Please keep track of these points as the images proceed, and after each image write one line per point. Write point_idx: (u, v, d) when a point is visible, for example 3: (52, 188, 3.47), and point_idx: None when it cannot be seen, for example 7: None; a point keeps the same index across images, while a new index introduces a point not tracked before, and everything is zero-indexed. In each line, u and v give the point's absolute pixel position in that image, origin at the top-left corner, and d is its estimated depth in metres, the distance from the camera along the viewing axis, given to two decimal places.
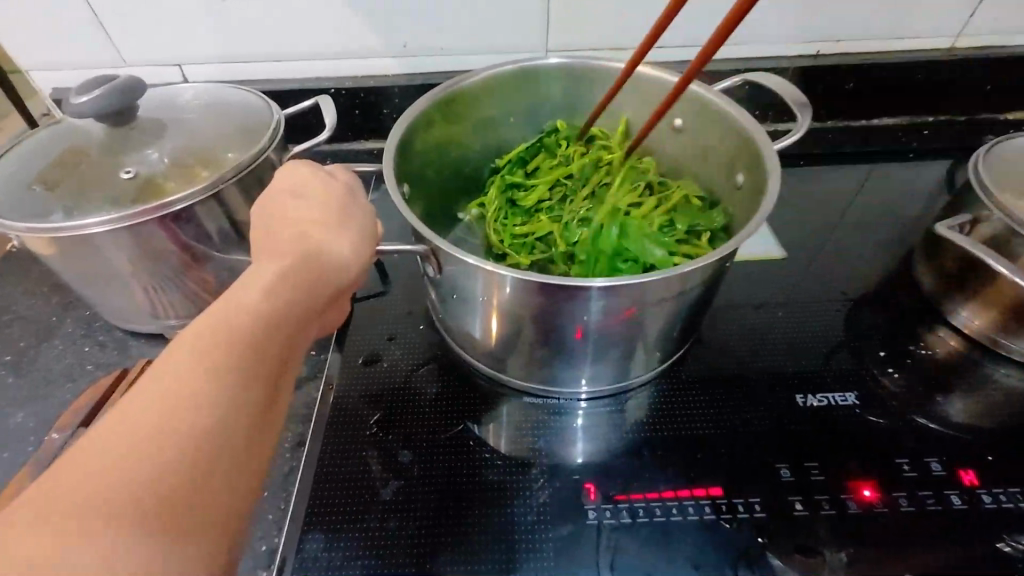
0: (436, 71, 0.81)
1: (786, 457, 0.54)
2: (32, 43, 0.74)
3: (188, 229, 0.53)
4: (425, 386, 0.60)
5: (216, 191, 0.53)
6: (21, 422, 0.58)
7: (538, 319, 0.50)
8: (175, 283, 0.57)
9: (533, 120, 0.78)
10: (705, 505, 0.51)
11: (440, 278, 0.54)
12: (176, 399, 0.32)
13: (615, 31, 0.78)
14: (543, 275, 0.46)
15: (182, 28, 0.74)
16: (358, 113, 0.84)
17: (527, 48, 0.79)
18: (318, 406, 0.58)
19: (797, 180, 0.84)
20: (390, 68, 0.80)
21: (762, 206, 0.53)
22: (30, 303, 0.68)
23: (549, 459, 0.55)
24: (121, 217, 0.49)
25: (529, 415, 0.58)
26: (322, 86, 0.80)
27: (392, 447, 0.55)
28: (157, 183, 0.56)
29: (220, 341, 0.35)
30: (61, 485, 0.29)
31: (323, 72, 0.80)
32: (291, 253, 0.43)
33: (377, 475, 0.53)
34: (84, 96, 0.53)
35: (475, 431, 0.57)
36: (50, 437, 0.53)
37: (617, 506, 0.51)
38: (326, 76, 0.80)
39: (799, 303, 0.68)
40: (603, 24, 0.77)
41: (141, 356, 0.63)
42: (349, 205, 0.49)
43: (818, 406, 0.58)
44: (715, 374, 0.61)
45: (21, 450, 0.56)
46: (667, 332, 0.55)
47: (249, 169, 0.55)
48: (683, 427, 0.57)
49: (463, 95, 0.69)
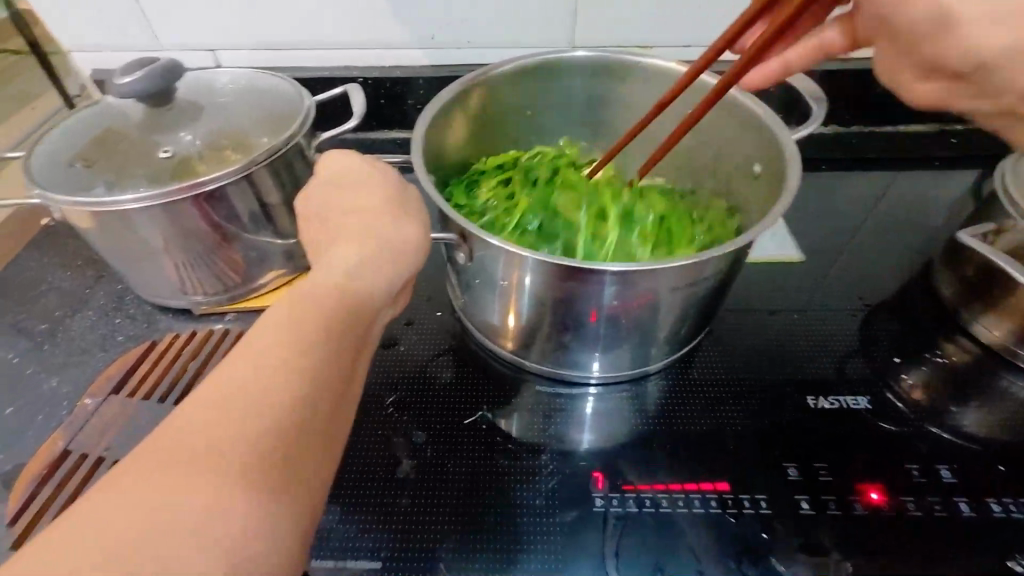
0: (461, 63, 0.82)
1: (795, 456, 0.54)
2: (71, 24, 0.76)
3: (220, 209, 0.55)
4: (440, 371, 0.61)
5: (248, 174, 0.55)
6: (55, 387, 0.61)
7: (554, 305, 0.51)
8: (206, 260, 0.59)
9: (557, 113, 0.79)
10: (711, 499, 0.51)
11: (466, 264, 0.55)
12: (260, 367, 0.35)
13: (643, 27, 0.78)
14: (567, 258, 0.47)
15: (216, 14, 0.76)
16: (383, 102, 0.85)
17: (555, 44, 0.79)
18: None
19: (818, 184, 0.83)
20: (417, 59, 0.81)
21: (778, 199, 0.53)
22: (65, 275, 0.71)
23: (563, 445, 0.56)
24: (159, 195, 0.51)
25: (542, 403, 0.59)
26: (349, 75, 0.81)
27: (407, 429, 0.56)
28: (192, 164, 0.59)
29: (307, 316, 0.38)
30: (159, 441, 0.33)
31: (350, 62, 0.81)
32: (357, 238, 0.46)
33: (394, 454, 0.54)
34: (128, 77, 0.54)
35: (490, 416, 0.58)
36: (84, 404, 0.57)
37: (624, 495, 0.52)
38: (352, 64, 0.82)
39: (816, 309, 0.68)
40: (631, 22, 0.77)
41: (170, 330, 0.65)
42: (400, 199, 0.51)
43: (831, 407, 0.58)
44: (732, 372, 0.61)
45: (55, 415, 0.58)
46: (680, 321, 0.55)
47: (281, 152, 0.57)
48: (693, 422, 0.57)
49: (486, 88, 0.70)
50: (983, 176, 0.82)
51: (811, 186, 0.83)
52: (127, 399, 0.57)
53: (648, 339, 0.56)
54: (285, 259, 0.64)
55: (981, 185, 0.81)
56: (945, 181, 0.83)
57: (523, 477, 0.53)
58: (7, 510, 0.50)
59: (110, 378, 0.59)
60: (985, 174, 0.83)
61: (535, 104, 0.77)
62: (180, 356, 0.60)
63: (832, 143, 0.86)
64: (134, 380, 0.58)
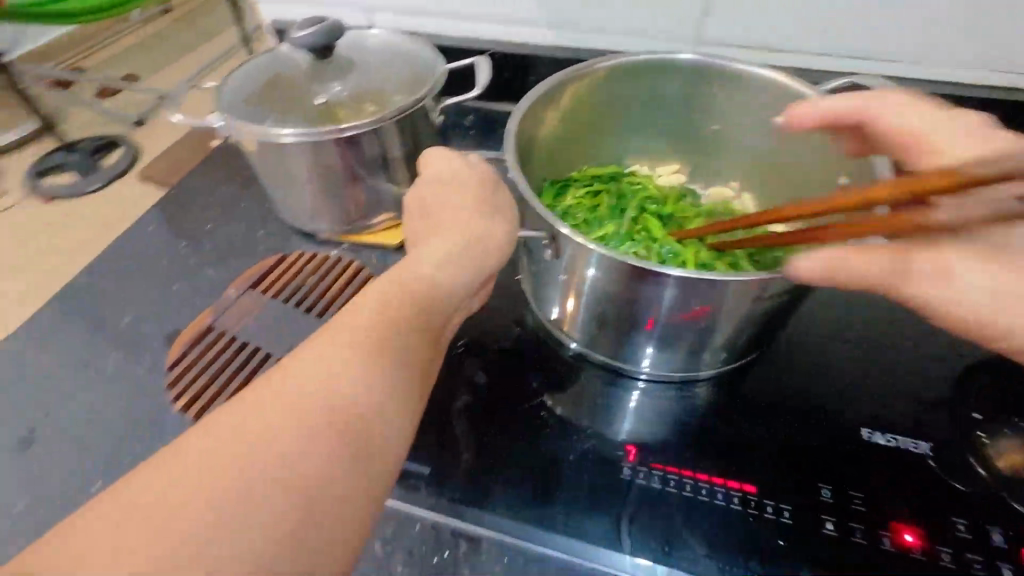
0: (585, 45, 0.86)
1: (831, 479, 0.53)
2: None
3: (354, 151, 0.63)
4: (512, 331, 0.67)
5: (380, 126, 0.63)
6: (212, 278, 0.75)
7: (608, 295, 0.54)
8: (339, 195, 0.69)
9: (664, 106, 0.79)
10: (733, 496, 0.52)
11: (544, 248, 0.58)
12: (365, 323, 0.43)
13: (781, 30, 0.78)
14: (638, 259, 0.48)
15: None
16: (506, 76, 0.90)
17: (680, 39, 0.82)
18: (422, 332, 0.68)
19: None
20: (544, 39, 0.87)
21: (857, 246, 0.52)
22: (233, 190, 0.86)
23: (603, 417, 0.60)
24: (313, 133, 0.60)
25: (595, 382, 0.63)
26: (481, 45, 0.88)
27: (472, 370, 0.63)
28: (336, 111, 0.67)
29: (397, 292, 0.46)
30: (278, 365, 0.40)
31: (487, 32, 0.88)
32: (456, 227, 0.53)
33: (457, 387, 0.61)
34: (304, 30, 0.65)
35: (539, 380, 0.63)
36: (229, 293, 0.68)
37: (651, 471, 0.55)
38: (485, 38, 0.88)
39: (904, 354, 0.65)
40: (766, 23, 0.78)
41: (300, 250, 0.76)
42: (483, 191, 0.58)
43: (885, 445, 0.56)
44: (774, 393, 0.61)
45: (205, 301, 0.72)
46: (737, 337, 0.56)
47: (409, 111, 0.64)
48: (738, 427, 0.58)
49: (591, 83, 0.72)
50: None
51: None
52: (260, 296, 0.68)
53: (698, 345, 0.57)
54: (395, 203, 0.72)
55: None
56: None
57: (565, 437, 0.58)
58: (171, 362, 0.64)
59: (251, 276, 0.70)
60: None
61: (642, 103, 0.79)
62: (302, 270, 0.71)
63: None
64: (268, 281, 0.70)
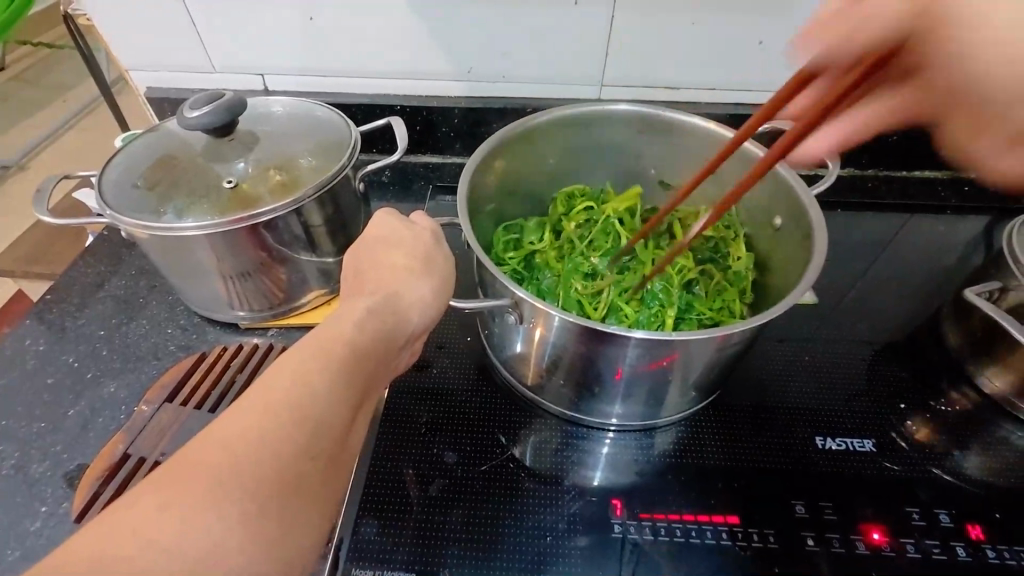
0: (494, 97, 0.69)
1: (1011, 522, 0.43)
2: (264, 38, 0.65)
3: (408, 355, 0.41)
4: (784, 423, 0.49)
5: (517, 305, 0.42)
6: (114, 392, 0.52)
7: (590, 367, 0.44)
8: (254, 275, 0.52)
9: (589, 167, 0.63)
10: (1001, 549, 0.42)
11: (517, 327, 0.46)
12: None
13: (659, 67, 0.65)
14: (767, 314, 0.40)
15: (260, 35, 0.64)
16: (418, 129, 0.71)
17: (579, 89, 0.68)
18: (636, 544, 0.42)
19: (900, 229, 0.68)
20: (448, 91, 0.69)
21: (815, 258, 0.45)
22: (171, 244, 0.49)
23: (598, 516, 0.44)
24: (213, 224, 0.47)
25: (758, 493, 0.45)
26: (387, 103, 0.69)
27: (716, 523, 0.43)
28: (551, 367, 0.46)
29: None
30: None
31: (383, 90, 0.69)
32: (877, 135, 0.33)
33: (547, 512, 0.44)
34: (463, 304, 0.42)
35: (723, 538, 0.42)
36: (140, 409, 0.49)
37: (847, 537, 0.42)
38: (392, 92, 0.69)
39: (904, 337, 0.56)
40: (652, 65, 0.64)
41: (219, 343, 0.56)
42: (438, 261, 0.42)
43: (910, 434, 0.49)
44: (746, 398, 0.51)
45: (116, 418, 0.50)
46: (890, 450, 0.48)
47: (329, 186, 0.52)
48: (982, 514, 0.44)
49: (523, 140, 0.56)
50: (995, 222, 0.68)
51: (835, 233, 0.67)
52: (181, 406, 0.49)
53: (674, 392, 0.46)
54: (322, 277, 0.57)
55: (995, 235, 0.67)
56: (985, 238, 0.67)
57: (537, 562, 0.41)
58: (73, 506, 0.44)
59: (166, 385, 0.51)
60: (997, 220, 0.68)
61: (584, 157, 0.62)
62: (229, 366, 0.52)
63: (850, 186, 0.71)
64: (187, 389, 0.50)
